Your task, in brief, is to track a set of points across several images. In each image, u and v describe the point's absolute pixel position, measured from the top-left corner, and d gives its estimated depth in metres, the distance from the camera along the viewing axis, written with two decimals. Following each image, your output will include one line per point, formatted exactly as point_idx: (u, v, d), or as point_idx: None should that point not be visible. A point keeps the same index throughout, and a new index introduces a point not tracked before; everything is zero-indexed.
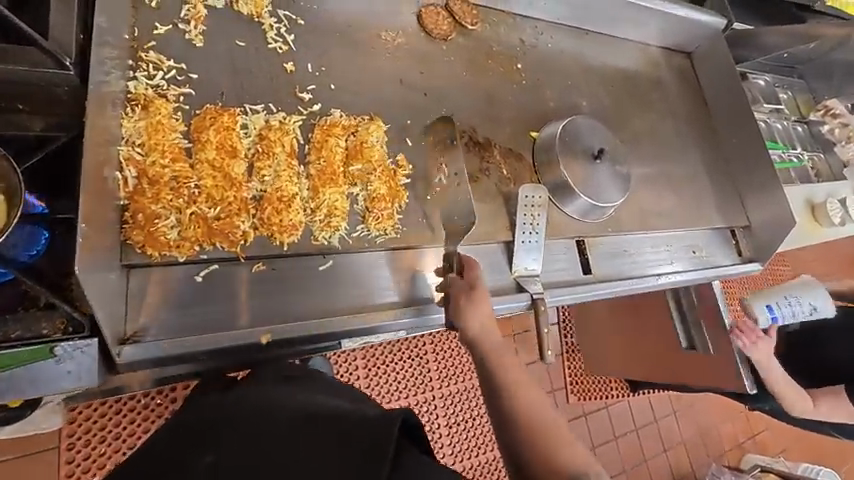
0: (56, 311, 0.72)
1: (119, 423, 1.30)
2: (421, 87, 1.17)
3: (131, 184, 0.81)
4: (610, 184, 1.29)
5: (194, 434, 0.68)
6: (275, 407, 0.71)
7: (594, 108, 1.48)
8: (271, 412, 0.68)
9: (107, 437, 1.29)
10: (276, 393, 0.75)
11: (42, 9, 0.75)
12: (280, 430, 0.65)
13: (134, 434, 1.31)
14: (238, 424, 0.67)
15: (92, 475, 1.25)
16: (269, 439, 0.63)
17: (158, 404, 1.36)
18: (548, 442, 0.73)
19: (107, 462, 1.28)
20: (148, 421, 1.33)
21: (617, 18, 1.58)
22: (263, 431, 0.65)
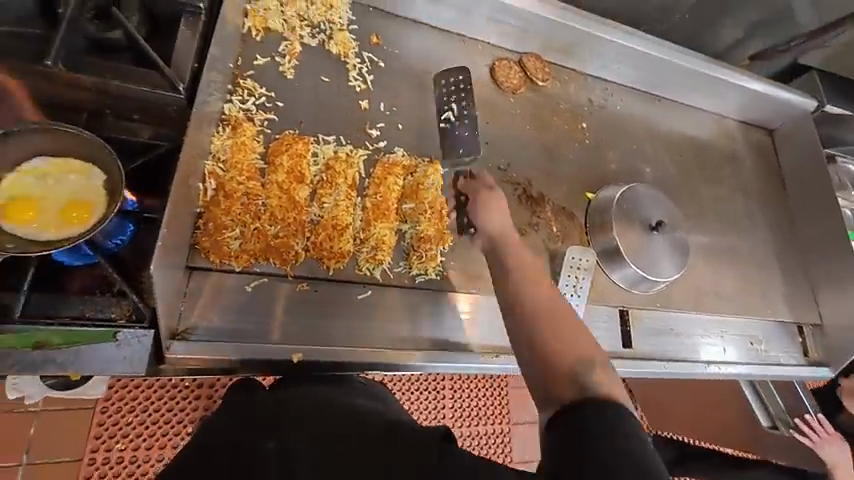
0: (125, 298, 0.79)
1: (148, 398, 1.39)
2: (483, 136, 1.21)
3: (210, 195, 0.90)
4: (666, 258, 1.23)
5: (250, 423, 0.71)
6: (322, 404, 0.74)
7: (657, 175, 1.44)
8: (321, 407, 0.72)
9: (136, 409, 1.37)
10: (324, 392, 0.78)
11: (171, 38, 0.87)
12: (330, 423, 0.69)
13: (159, 410, 1.39)
14: (295, 413, 0.71)
15: (116, 442, 1.32)
16: (321, 429, 0.67)
17: (185, 386, 1.43)
18: (575, 359, 0.64)
19: (131, 432, 1.35)
20: (173, 401, 1.41)
21: (694, 88, 1.55)
22: (313, 423, 0.69)
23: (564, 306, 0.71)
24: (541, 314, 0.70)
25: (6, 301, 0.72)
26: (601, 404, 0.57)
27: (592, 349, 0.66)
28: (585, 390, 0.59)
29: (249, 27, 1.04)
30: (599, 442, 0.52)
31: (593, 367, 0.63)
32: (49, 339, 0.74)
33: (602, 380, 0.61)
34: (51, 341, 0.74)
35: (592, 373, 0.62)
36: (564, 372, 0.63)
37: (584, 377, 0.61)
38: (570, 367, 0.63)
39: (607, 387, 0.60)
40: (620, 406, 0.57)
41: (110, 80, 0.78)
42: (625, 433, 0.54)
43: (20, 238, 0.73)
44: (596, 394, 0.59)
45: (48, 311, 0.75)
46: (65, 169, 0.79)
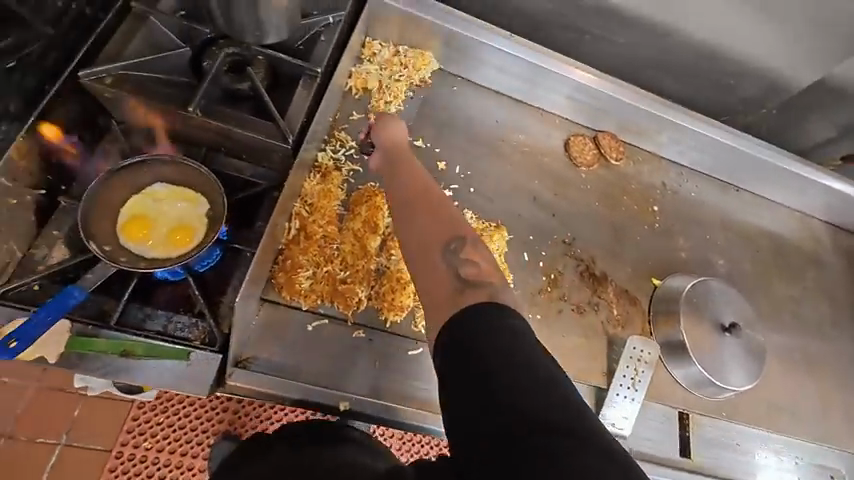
0: (203, 321, 0.85)
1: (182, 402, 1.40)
2: (550, 208, 1.22)
3: (292, 234, 0.97)
4: (737, 364, 1.14)
5: None
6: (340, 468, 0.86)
7: (730, 269, 1.36)
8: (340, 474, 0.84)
9: (168, 410, 1.39)
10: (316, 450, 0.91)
11: (288, 93, 0.97)
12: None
13: (188, 416, 1.39)
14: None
15: (144, 439, 1.34)
16: None
17: (216, 398, 1.42)
18: (448, 240, 0.74)
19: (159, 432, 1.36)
20: (201, 409, 1.40)
21: (776, 184, 1.49)
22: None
23: (439, 195, 0.81)
24: (417, 204, 0.80)
25: (107, 307, 0.81)
26: (484, 303, 0.64)
27: (461, 228, 0.75)
28: (459, 274, 0.70)
29: (350, 86, 1.16)
30: (484, 340, 0.60)
31: (463, 244, 0.73)
32: (133, 348, 0.80)
33: (472, 257, 0.72)
34: (134, 350, 0.80)
35: (462, 251, 0.72)
36: (437, 255, 0.73)
37: (453, 254, 0.72)
38: (441, 248, 0.73)
39: (475, 263, 0.71)
40: (509, 310, 0.63)
41: (233, 126, 0.88)
42: (506, 325, 0.61)
43: (132, 253, 0.82)
44: (467, 275, 0.69)
45: (138, 323, 0.82)
46: (179, 196, 0.88)
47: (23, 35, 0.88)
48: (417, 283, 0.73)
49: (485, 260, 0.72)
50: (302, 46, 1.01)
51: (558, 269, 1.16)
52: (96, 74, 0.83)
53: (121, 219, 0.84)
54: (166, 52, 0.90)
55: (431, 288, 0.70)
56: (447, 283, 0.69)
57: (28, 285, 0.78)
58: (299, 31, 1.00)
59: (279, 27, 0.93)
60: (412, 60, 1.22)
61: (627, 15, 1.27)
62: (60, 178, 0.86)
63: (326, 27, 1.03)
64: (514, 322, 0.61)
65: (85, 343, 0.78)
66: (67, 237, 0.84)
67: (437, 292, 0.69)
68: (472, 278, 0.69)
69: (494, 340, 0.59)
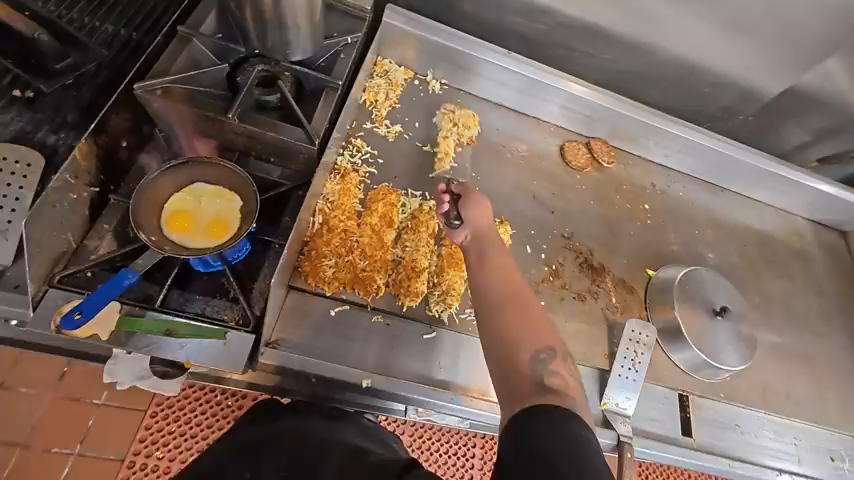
0: (236, 305, 0.94)
1: None
2: (550, 206, 1.33)
3: (317, 228, 1.06)
4: (731, 347, 1.22)
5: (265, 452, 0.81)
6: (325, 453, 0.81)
7: (719, 261, 1.45)
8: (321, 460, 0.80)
9: None
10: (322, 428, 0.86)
11: (312, 103, 1.09)
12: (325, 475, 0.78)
13: None
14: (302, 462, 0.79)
15: None
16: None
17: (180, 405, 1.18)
18: (536, 345, 0.75)
19: None
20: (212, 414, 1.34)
21: (759, 183, 1.60)
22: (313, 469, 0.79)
23: (533, 303, 0.82)
24: (505, 300, 0.82)
25: (151, 292, 0.91)
26: (549, 409, 0.64)
27: (553, 339, 0.77)
28: (543, 383, 0.70)
29: (364, 99, 1.28)
30: (552, 444, 0.59)
31: (551, 354, 0.74)
32: (175, 328, 0.87)
33: (558, 369, 0.73)
34: (175, 330, 0.87)
35: (549, 360, 0.73)
36: (527, 358, 0.74)
37: (542, 363, 0.73)
38: (530, 351, 0.74)
39: (560, 376, 0.72)
40: (577, 420, 0.63)
41: (266, 132, 0.98)
42: (575, 436, 0.60)
43: (174, 243, 0.91)
44: (551, 386, 0.70)
45: (178, 307, 0.91)
46: (216, 193, 0.98)
47: (81, 57, 1.03)
48: (497, 374, 0.75)
49: (570, 375, 0.73)
50: (324, 63, 1.13)
51: (559, 260, 1.25)
52: (150, 85, 0.94)
53: (164, 214, 0.94)
54: (207, 68, 1.02)
55: (508, 383, 0.73)
56: (530, 385, 0.70)
57: (82, 272, 0.87)
58: (321, 50, 1.12)
59: (304, 47, 1.06)
60: (459, 117, 1.33)
61: (611, 35, 1.42)
62: (110, 179, 0.96)
63: (345, 47, 1.16)
64: (581, 431, 0.61)
65: (132, 322, 0.85)
66: (115, 230, 0.93)
67: (517, 392, 0.70)
68: (555, 390, 0.69)
69: (562, 448, 0.58)
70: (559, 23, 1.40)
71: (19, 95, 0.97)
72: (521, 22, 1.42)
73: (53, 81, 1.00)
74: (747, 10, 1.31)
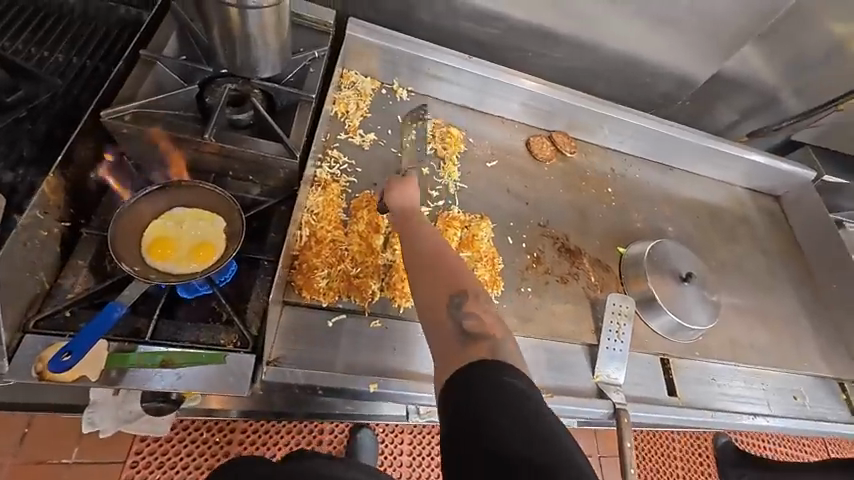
0: (232, 327, 0.91)
1: (178, 453, 1.24)
2: (524, 198, 1.40)
3: (305, 240, 1.06)
4: (699, 308, 1.33)
5: None
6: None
7: (679, 233, 1.59)
8: None
9: (164, 466, 1.22)
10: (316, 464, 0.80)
11: (286, 118, 1.09)
12: None
13: (185, 468, 1.23)
14: None
15: None
16: None
17: (190, 439, 1.26)
18: (450, 294, 0.79)
19: None
20: (203, 458, 1.24)
21: (703, 161, 1.76)
22: None
23: (452, 257, 0.87)
24: (422, 261, 0.86)
25: (139, 325, 0.87)
26: (484, 361, 0.67)
27: (464, 282, 0.81)
28: (462, 329, 0.74)
29: (335, 111, 1.30)
30: (486, 392, 0.62)
31: (465, 298, 0.79)
32: (171, 358, 0.84)
33: (473, 311, 0.76)
34: (171, 360, 0.84)
35: (463, 305, 0.77)
36: (445, 310, 0.78)
37: (457, 309, 0.77)
38: (446, 303, 0.78)
39: (476, 316, 0.75)
40: (512, 369, 0.66)
41: (245, 150, 0.97)
42: (510, 382, 0.63)
43: (159, 271, 0.88)
44: (469, 329, 0.74)
45: (170, 336, 0.88)
46: (197, 216, 0.96)
47: (32, 88, 0.97)
48: (427, 332, 0.79)
49: (487, 313, 0.76)
50: (293, 78, 1.14)
51: (538, 248, 1.32)
52: (117, 113, 0.91)
53: (145, 242, 0.91)
54: (174, 90, 1.00)
55: (437, 340, 0.76)
56: (452, 337, 0.73)
57: (60, 313, 0.82)
58: (289, 66, 1.13)
59: (273, 63, 1.06)
60: (446, 137, 1.39)
61: (560, 35, 1.53)
62: (79, 213, 0.91)
63: (312, 61, 1.17)
64: (518, 378, 0.64)
65: (123, 357, 0.82)
66: (91, 265, 0.89)
67: (445, 345, 0.74)
68: (474, 332, 0.73)
69: (498, 393, 0.61)
70: (511, 27, 1.49)
71: None
72: (477, 28, 1.50)
73: (4, 115, 0.93)
74: (674, 6, 1.45)
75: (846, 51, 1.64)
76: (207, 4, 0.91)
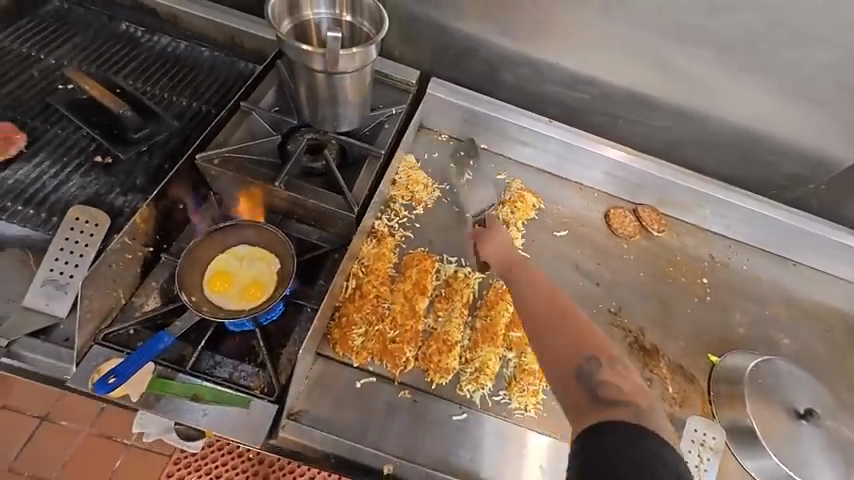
0: (263, 371, 0.92)
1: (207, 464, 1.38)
2: (595, 277, 1.25)
3: (349, 292, 1.05)
4: (821, 459, 1.02)
5: None
6: None
7: (798, 349, 1.26)
8: None
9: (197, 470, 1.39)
10: None
11: (354, 171, 1.12)
12: None
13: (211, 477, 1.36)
14: None
15: None
16: None
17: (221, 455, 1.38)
18: (579, 355, 0.71)
19: None
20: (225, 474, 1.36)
21: (838, 260, 1.41)
22: None
23: (572, 308, 0.79)
24: (543, 311, 0.79)
25: (185, 352, 0.92)
26: (623, 424, 0.60)
27: (597, 347, 0.72)
28: (596, 393, 0.66)
29: (399, 193, 1.26)
30: (622, 450, 0.57)
31: (599, 363, 0.70)
32: (203, 393, 0.86)
33: (613, 380, 0.67)
34: (203, 395, 0.86)
35: (599, 371, 0.68)
36: (573, 372, 0.69)
37: (590, 375, 0.68)
38: (575, 367, 0.70)
39: (615, 386, 0.66)
40: (646, 432, 0.59)
41: (308, 200, 1.02)
42: (651, 445, 0.57)
43: (212, 304, 0.94)
44: (606, 399, 0.65)
45: (208, 369, 0.91)
46: (256, 255, 1.01)
47: (156, 128, 1.14)
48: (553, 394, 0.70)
49: (627, 383, 0.67)
50: (368, 132, 1.18)
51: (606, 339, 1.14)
52: (209, 156, 1.02)
53: (208, 274, 0.97)
54: (262, 138, 1.10)
55: (562, 400, 0.68)
56: (583, 401, 0.66)
57: (125, 330, 0.90)
58: (366, 121, 1.17)
59: (351, 118, 1.12)
60: (517, 201, 1.32)
61: (658, 103, 1.39)
62: (164, 238, 1.01)
63: (389, 117, 1.21)
64: (652, 444, 0.57)
65: (163, 384, 0.85)
66: (162, 288, 0.97)
67: (573, 408, 0.66)
68: (612, 402, 0.64)
69: (640, 464, 0.55)
70: (602, 92, 1.41)
71: (99, 160, 1.08)
72: (564, 92, 1.43)
73: (130, 148, 1.10)
74: (807, 79, 1.26)
75: None
76: (298, 69, 1.00)
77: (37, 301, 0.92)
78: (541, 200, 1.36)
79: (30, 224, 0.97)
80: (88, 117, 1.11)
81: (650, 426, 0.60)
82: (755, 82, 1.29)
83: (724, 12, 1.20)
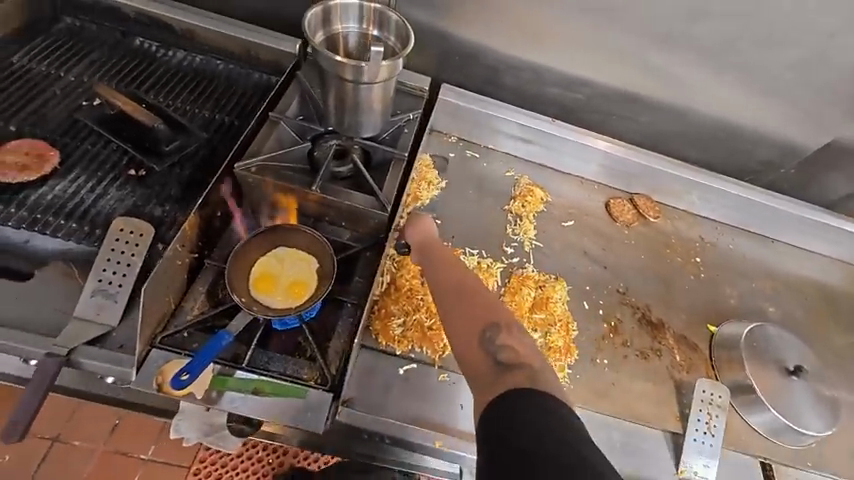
0: (314, 364, 0.98)
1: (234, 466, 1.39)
2: (602, 262, 1.36)
3: (385, 286, 1.13)
4: (812, 409, 1.15)
5: None
6: None
7: (782, 316, 1.41)
8: None
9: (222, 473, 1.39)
10: None
11: (381, 174, 1.19)
12: None
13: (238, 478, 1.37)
14: None
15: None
16: None
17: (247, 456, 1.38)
18: (481, 329, 0.86)
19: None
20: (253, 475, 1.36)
21: (810, 236, 1.58)
22: None
23: (475, 288, 0.94)
24: (455, 293, 0.94)
25: (238, 351, 0.97)
26: (517, 388, 0.73)
27: (496, 316, 0.88)
28: (498, 359, 0.80)
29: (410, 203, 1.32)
30: (516, 408, 0.69)
31: (498, 331, 0.85)
32: (262, 387, 0.92)
33: (508, 343, 0.82)
34: (262, 389, 0.92)
35: (497, 337, 0.83)
36: (478, 343, 0.84)
37: (491, 341, 0.83)
38: (479, 338, 0.85)
39: (511, 347, 0.81)
40: (536, 391, 0.72)
41: (344, 201, 1.09)
42: (537, 400, 0.70)
43: (260, 304, 0.99)
44: (504, 360, 0.80)
45: (262, 365, 0.97)
46: (295, 256, 1.07)
47: (186, 139, 1.18)
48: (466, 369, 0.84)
49: (519, 343, 0.83)
50: (388, 136, 1.26)
51: (617, 316, 1.25)
52: (246, 165, 1.07)
53: (252, 276, 1.03)
54: (291, 146, 1.16)
55: (472, 370, 0.82)
56: (488, 368, 0.80)
57: (179, 333, 0.95)
58: (387, 126, 1.24)
59: (375, 124, 1.18)
60: (526, 195, 1.42)
61: (647, 101, 1.52)
62: (206, 245, 1.06)
63: (407, 122, 1.29)
64: (540, 398, 0.70)
65: (223, 381, 0.91)
66: (208, 291, 1.02)
67: (480, 375, 0.80)
68: (506, 362, 0.79)
69: (527, 406, 0.69)
70: (597, 93, 1.53)
71: (134, 173, 1.11)
72: (562, 93, 1.55)
73: (163, 161, 1.14)
74: (777, 76, 1.42)
75: None
76: (329, 78, 1.07)
77: (88, 311, 0.95)
78: (547, 194, 1.47)
79: (75, 237, 1.00)
80: (118, 131, 1.15)
81: (536, 385, 0.73)
82: (732, 79, 1.44)
83: (702, 18, 1.33)
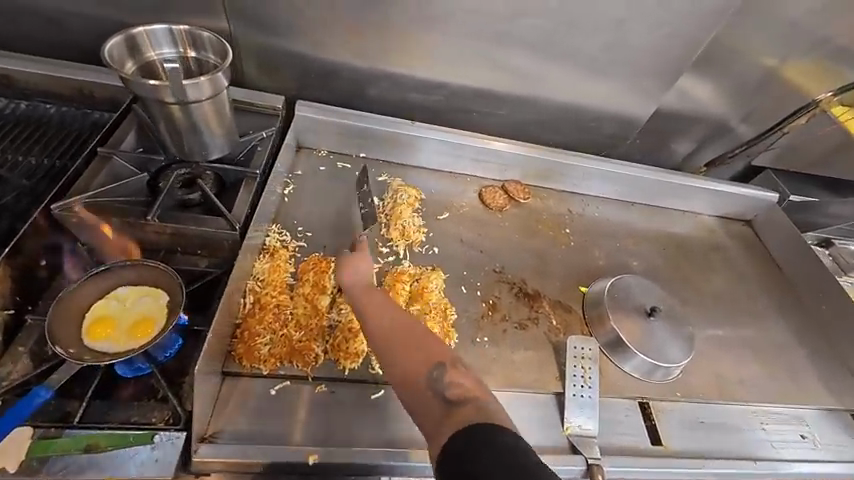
0: (166, 404, 0.89)
1: None
2: (478, 246, 1.42)
3: (247, 308, 1.09)
4: (670, 342, 1.27)
5: None
6: None
7: (645, 267, 1.56)
8: None
9: None
10: None
11: (231, 195, 1.15)
12: None
13: None
14: None
15: None
16: None
17: None
18: (428, 368, 0.79)
19: None
20: None
21: (664, 195, 1.75)
22: None
23: (415, 327, 0.87)
24: (397, 332, 0.86)
25: (69, 408, 0.87)
26: (486, 424, 0.66)
27: (438, 353, 0.81)
28: (446, 397, 0.74)
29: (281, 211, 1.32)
30: (479, 446, 0.62)
31: (443, 369, 0.78)
32: (98, 441, 0.82)
33: (456, 380, 0.76)
34: (99, 443, 0.83)
35: (444, 377, 0.77)
36: (425, 382, 0.77)
37: (437, 382, 0.76)
38: (425, 379, 0.77)
39: (459, 384, 0.75)
40: (498, 428, 0.65)
41: (189, 228, 1.03)
42: (506, 438, 0.63)
43: (94, 352, 0.89)
44: (451, 398, 0.73)
45: (101, 416, 0.87)
46: (139, 293, 0.99)
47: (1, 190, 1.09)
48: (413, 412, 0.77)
49: (468, 378, 0.76)
50: (243, 157, 1.24)
51: (495, 294, 1.31)
52: (67, 205, 1.01)
53: (85, 323, 0.93)
54: (126, 180, 1.10)
55: (423, 417, 0.75)
56: (437, 409, 0.73)
57: None
58: (238, 147, 1.24)
59: (220, 144, 1.16)
60: (400, 195, 1.45)
61: (499, 94, 1.66)
62: (27, 299, 0.96)
63: (261, 140, 1.29)
64: (502, 434, 0.63)
65: (47, 444, 0.81)
66: (33, 351, 0.91)
67: (429, 415, 0.74)
68: (455, 399, 0.73)
69: (491, 440, 0.62)
70: (452, 92, 1.64)
71: None
72: (422, 97, 1.65)
73: None
74: (598, 59, 1.59)
75: (776, 81, 1.76)
76: (151, 105, 1.03)
77: None
78: (421, 192, 1.52)
79: None
80: None
81: (504, 423, 0.67)
82: (564, 66, 1.60)
83: (521, 18, 1.47)
